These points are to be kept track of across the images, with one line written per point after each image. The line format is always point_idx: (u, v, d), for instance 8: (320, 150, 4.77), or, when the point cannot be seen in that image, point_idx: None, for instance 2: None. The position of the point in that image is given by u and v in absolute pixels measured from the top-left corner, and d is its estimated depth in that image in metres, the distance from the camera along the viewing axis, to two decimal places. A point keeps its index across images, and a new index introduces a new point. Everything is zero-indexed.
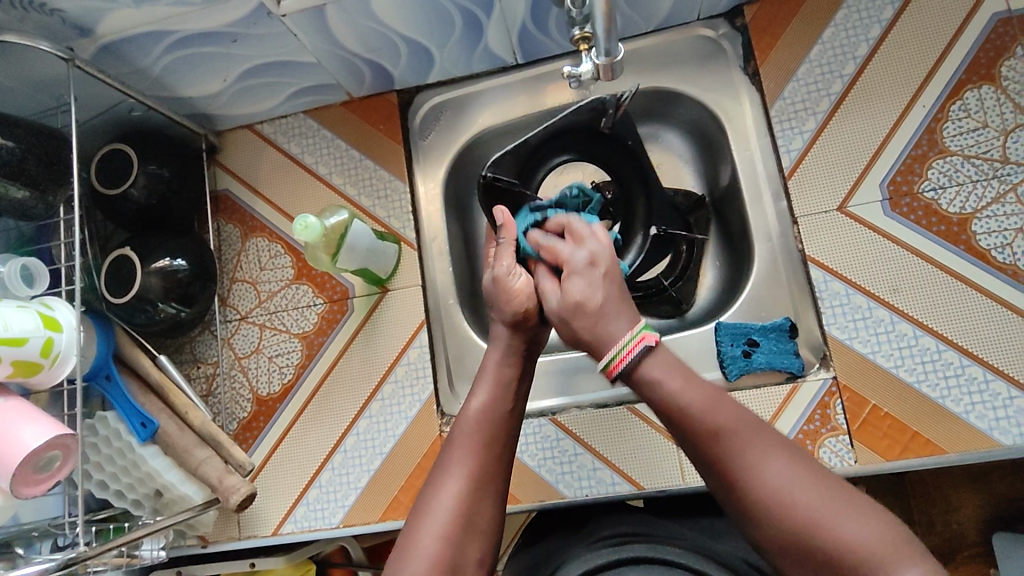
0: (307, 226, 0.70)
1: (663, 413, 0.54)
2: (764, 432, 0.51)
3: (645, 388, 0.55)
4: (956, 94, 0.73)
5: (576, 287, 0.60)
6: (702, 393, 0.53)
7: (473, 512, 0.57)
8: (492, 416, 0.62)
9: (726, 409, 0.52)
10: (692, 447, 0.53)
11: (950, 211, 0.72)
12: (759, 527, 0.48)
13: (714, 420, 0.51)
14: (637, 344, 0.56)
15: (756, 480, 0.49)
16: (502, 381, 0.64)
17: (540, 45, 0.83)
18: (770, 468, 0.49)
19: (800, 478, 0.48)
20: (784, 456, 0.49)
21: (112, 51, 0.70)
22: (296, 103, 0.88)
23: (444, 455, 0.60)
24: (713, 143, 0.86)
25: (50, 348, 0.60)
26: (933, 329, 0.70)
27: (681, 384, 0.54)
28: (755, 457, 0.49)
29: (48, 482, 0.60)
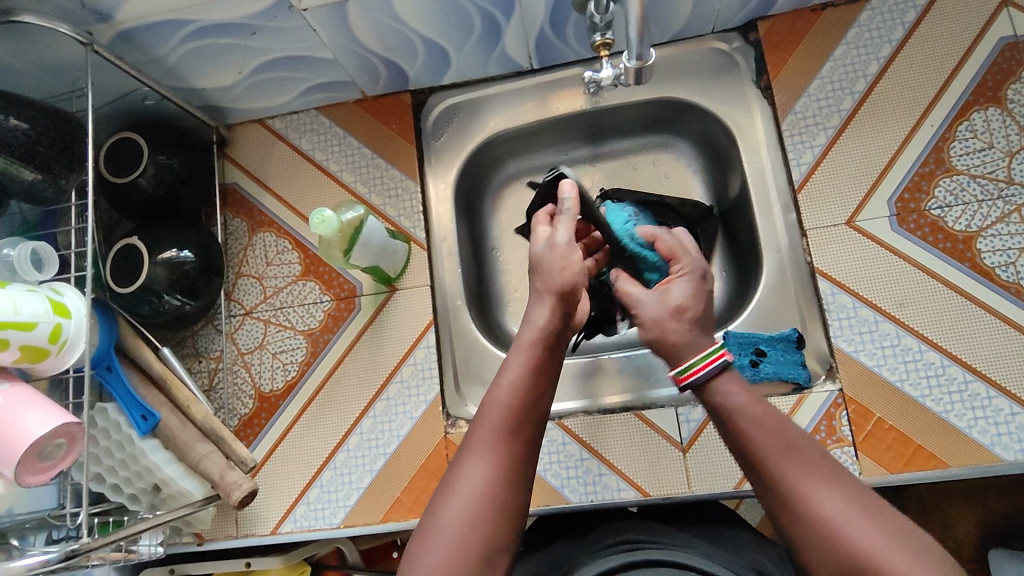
0: (324, 219, 0.69)
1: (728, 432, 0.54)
2: (825, 461, 0.50)
3: (716, 404, 0.55)
4: (963, 114, 0.75)
5: (679, 288, 0.64)
6: (772, 417, 0.52)
7: (496, 498, 0.52)
8: (526, 398, 0.57)
9: (794, 433, 0.52)
10: (754, 469, 0.51)
11: (955, 229, 0.73)
12: (816, 553, 0.46)
13: (775, 448, 0.51)
14: (715, 358, 0.57)
15: (813, 506, 0.47)
16: (536, 363, 0.59)
17: (556, 51, 0.84)
18: (828, 496, 0.47)
19: (864, 514, 0.46)
20: (842, 491, 0.48)
21: (130, 38, 0.70)
22: (308, 98, 0.88)
23: (469, 438, 0.56)
24: (723, 155, 0.87)
25: (58, 334, 0.59)
26: (938, 344, 0.71)
27: (748, 402, 0.54)
28: (813, 485, 0.48)
29: (49, 471, 0.58)
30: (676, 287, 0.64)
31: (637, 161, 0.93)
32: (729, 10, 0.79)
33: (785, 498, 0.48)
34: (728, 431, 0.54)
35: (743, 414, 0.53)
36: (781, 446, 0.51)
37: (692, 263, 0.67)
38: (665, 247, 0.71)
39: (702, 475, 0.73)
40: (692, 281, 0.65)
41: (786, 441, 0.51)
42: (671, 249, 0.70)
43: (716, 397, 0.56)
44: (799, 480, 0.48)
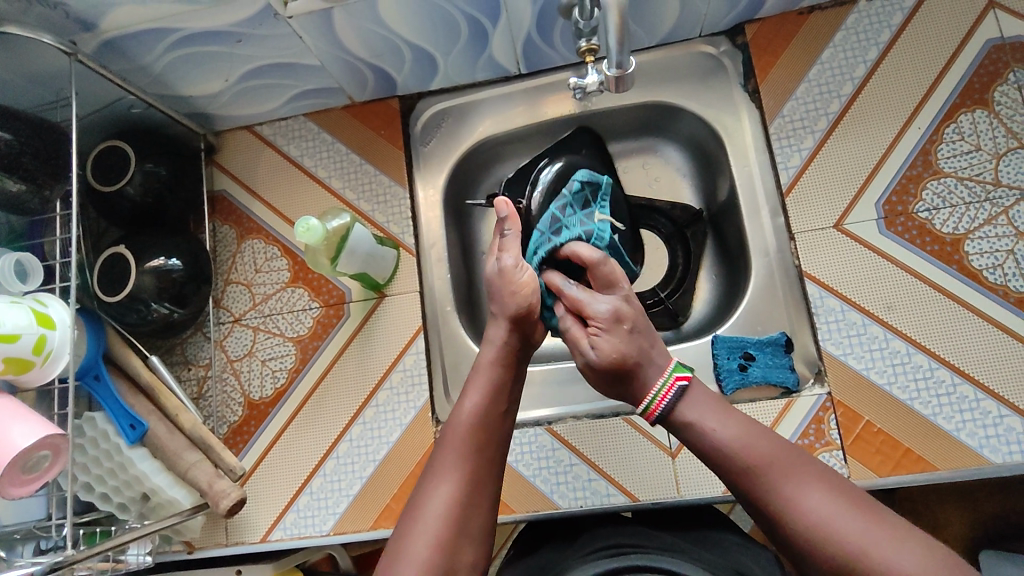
0: (309, 227, 0.69)
1: (699, 452, 0.56)
2: (800, 461, 0.53)
3: (682, 431, 0.57)
4: (950, 117, 0.75)
5: (604, 345, 0.59)
6: (739, 429, 0.55)
7: (462, 520, 0.56)
8: (486, 420, 0.60)
9: (762, 440, 0.54)
10: (733, 483, 0.54)
11: (943, 231, 0.73)
12: (814, 559, 0.49)
13: (751, 461, 0.53)
14: (671, 388, 0.57)
15: (798, 510, 0.50)
16: (496, 385, 0.62)
17: (543, 56, 0.84)
18: (809, 497, 0.50)
19: (846, 509, 0.49)
20: (822, 490, 0.51)
21: (115, 47, 0.70)
22: (296, 105, 0.88)
23: (435, 461, 0.59)
24: (712, 158, 0.86)
25: (43, 346, 0.59)
26: (926, 347, 0.71)
27: (718, 416, 0.56)
28: (794, 487, 0.51)
29: (35, 482, 0.58)
30: (603, 346, 0.59)
31: (626, 164, 0.93)
32: (715, 14, 0.79)
33: (772, 510, 0.51)
34: (700, 449, 0.56)
35: (710, 429, 0.55)
36: (758, 456, 0.53)
37: (603, 310, 0.60)
38: (570, 299, 0.63)
39: (691, 479, 0.73)
40: (611, 333, 0.59)
41: (762, 450, 0.53)
42: (577, 304, 0.63)
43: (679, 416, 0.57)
44: (783, 487, 0.51)
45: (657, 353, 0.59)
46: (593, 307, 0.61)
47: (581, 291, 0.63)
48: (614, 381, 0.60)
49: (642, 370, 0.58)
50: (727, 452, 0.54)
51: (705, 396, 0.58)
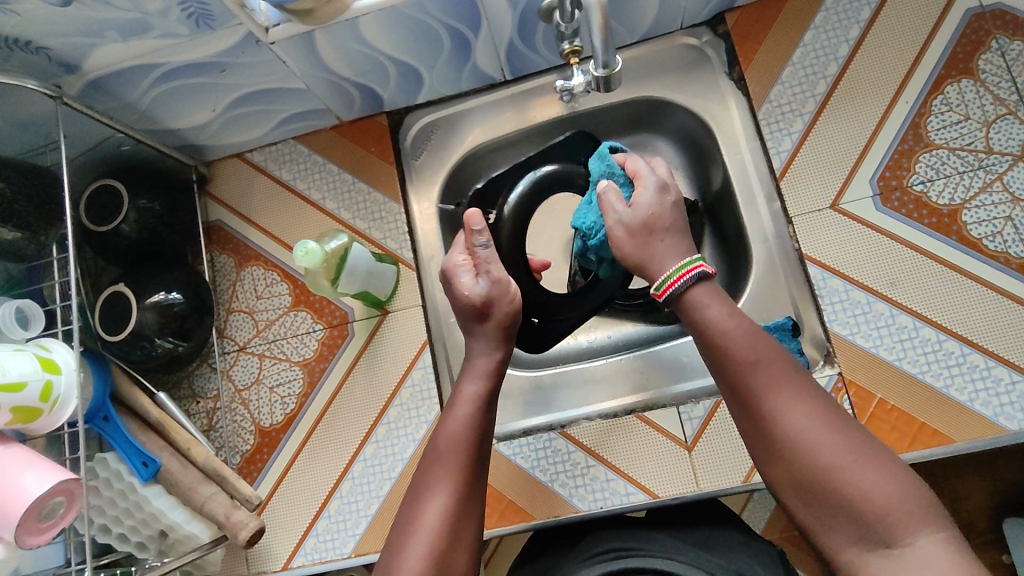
0: (308, 251, 0.69)
1: (700, 341, 0.55)
2: (795, 371, 0.53)
3: (690, 317, 0.56)
4: (937, 88, 0.75)
5: (643, 202, 0.61)
6: (745, 331, 0.54)
7: (456, 528, 0.56)
8: (478, 431, 0.61)
9: (766, 345, 0.53)
10: (726, 379, 0.54)
11: (940, 203, 0.73)
12: (782, 466, 0.50)
13: (749, 359, 0.53)
14: (693, 269, 0.57)
15: (785, 418, 0.51)
16: (483, 397, 0.63)
17: (527, 61, 0.84)
18: (798, 411, 0.51)
19: (827, 424, 0.50)
20: (814, 406, 0.51)
21: (100, 86, 0.70)
22: (285, 129, 0.87)
23: (426, 474, 0.59)
24: (703, 149, 0.86)
25: (49, 392, 0.59)
26: (933, 320, 0.71)
27: (722, 317, 0.55)
28: (789, 398, 0.51)
29: (51, 530, 0.57)
30: (642, 199, 0.61)
31: None
32: (695, 5, 0.79)
33: (758, 412, 0.52)
34: (702, 338, 0.55)
35: (715, 325, 0.55)
36: (758, 363, 0.53)
37: (653, 175, 0.63)
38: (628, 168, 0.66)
39: (710, 472, 0.73)
40: (655, 195, 0.62)
41: (763, 358, 0.53)
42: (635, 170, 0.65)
43: (687, 304, 0.57)
44: (773, 394, 0.51)
45: (684, 235, 0.60)
46: (643, 172, 0.64)
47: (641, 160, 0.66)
48: (635, 244, 0.59)
49: (665, 240, 0.60)
50: (727, 353, 0.53)
51: (719, 295, 0.57)
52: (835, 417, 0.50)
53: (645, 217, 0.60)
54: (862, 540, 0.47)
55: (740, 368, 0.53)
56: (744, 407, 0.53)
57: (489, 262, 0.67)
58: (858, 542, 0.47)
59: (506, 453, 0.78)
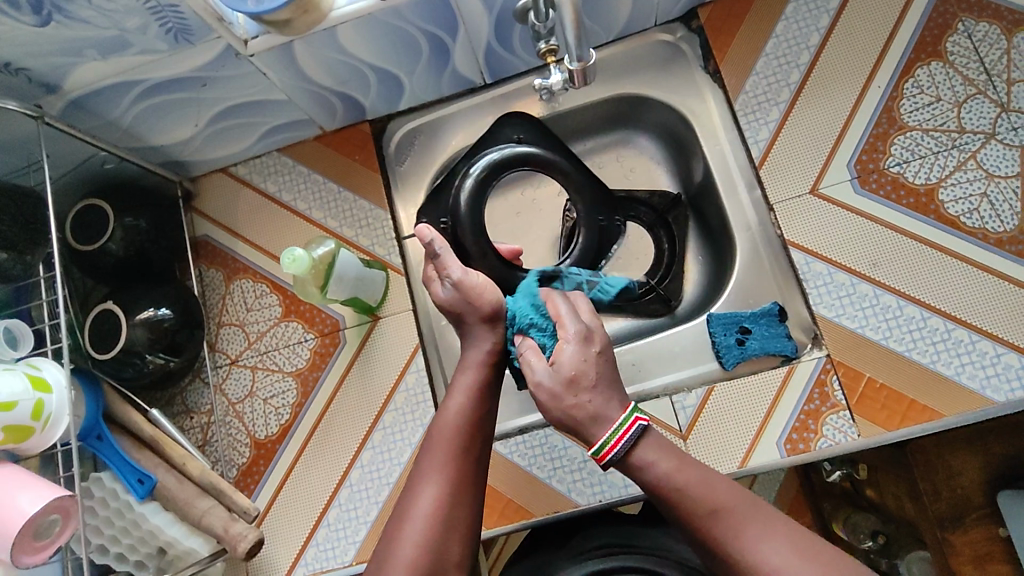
0: (295, 258, 0.69)
1: (654, 494, 0.54)
2: (756, 509, 0.51)
3: (638, 476, 0.55)
4: (908, 72, 0.77)
5: (566, 354, 0.57)
6: (698, 478, 0.53)
7: (450, 515, 0.57)
8: (473, 420, 0.62)
9: (722, 489, 0.52)
10: (691, 531, 0.52)
11: (916, 183, 0.75)
12: None
13: (709, 503, 0.52)
14: (631, 426, 0.55)
15: (760, 559, 0.48)
16: (478, 385, 0.64)
17: (505, 64, 0.85)
18: (774, 551, 0.48)
19: (804, 558, 0.48)
20: (785, 541, 0.49)
21: (82, 106, 0.71)
22: (269, 141, 0.88)
23: (421, 464, 0.60)
24: (683, 143, 0.88)
25: (41, 410, 0.58)
26: (916, 298, 0.72)
27: (671, 468, 0.54)
28: (757, 536, 0.49)
29: (48, 548, 0.57)
30: (562, 356, 0.57)
31: (601, 159, 0.94)
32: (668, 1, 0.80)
33: (730, 559, 0.50)
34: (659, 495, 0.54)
35: (669, 480, 0.53)
36: (717, 506, 0.51)
37: (576, 327, 0.60)
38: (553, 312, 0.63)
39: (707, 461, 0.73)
40: (577, 347, 0.58)
41: (720, 500, 0.52)
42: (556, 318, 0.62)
43: (635, 465, 0.55)
44: (741, 535, 0.50)
45: (612, 388, 0.57)
46: (567, 322, 0.60)
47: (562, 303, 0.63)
48: (566, 403, 0.56)
49: (593, 396, 0.56)
50: (684, 503, 0.52)
51: (663, 444, 0.56)
52: (812, 548, 0.49)
53: (569, 379, 0.56)
54: None
55: (701, 518, 0.51)
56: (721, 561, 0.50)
57: (446, 265, 0.67)
58: None
59: (503, 451, 0.78)
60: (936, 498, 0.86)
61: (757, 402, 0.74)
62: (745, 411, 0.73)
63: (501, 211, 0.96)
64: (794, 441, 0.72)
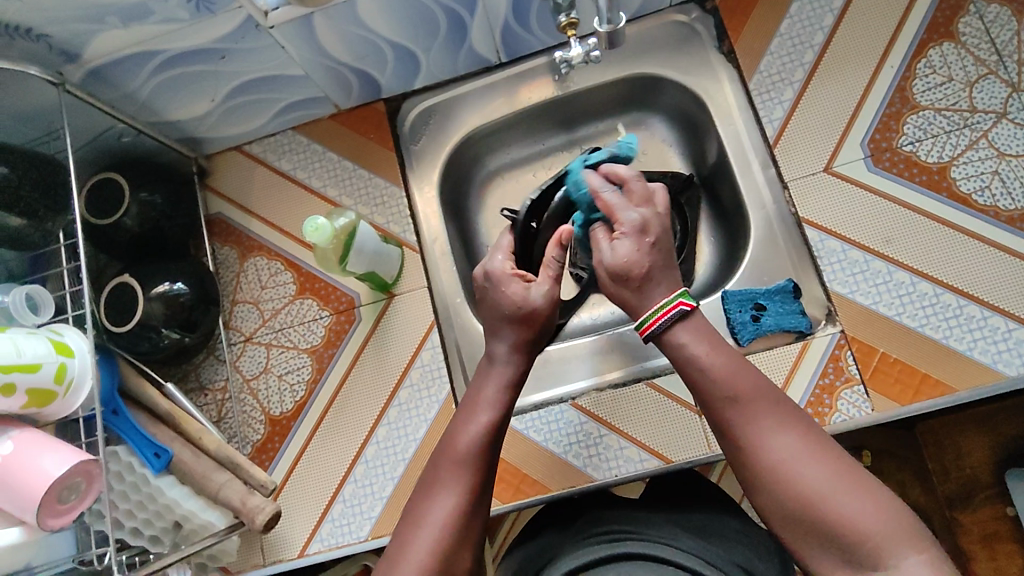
0: (317, 227, 0.71)
1: (683, 371, 0.59)
2: (775, 402, 0.56)
3: (672, 349, 0.60)
4: (921, 52, 0.78)
5: (622, 247, 0.61)
6: (727, 365, 0.57)
7: (462, 526, 0.58)
8: (490, 442, 0.62)
9: (748, 378, 0.56)
10: (711, 411, 0.57)
11: (929, 161, 0.75)
12: (768, 492, 0.53)
13: (731, 391, 0.56)
14: (673, 308, 0.59)
15: (767, 451, 0.54)
16: (500, 403, 0.64)
17: (521, 42, 0.86)
18: (783, 440, 0.54)
19: (810, 454, 0.53)
20: (794, 435, 0.54)
21: (101, 75, 0.71)
22: (284, 119, 0.88)
23: (437, 472, 0.61)
24: (696, 124, 0.89)
25: (64, 374, 0.58)
26: (929, 275, 0.73)
27: (704, 351, 0.58)
28: (769, 428, 0.54)
29: (72, 511, 0.57)
30: (620, 247, 0.61)
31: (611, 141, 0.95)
32: None
33: (741, 443, 0.55)
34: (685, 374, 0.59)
35: (699, 359, 0.58)
36: (738, 395, 0.56)
37: (631, 217, 0.62)
38: (604, 205, 0.66)
39: None
40: (632, 239, 0.61)
41: (742, 389, 0.56)
42: (608, 208, 0.65)
43: (669, 341, 0.60)
44: (755, 423, 0.55)
45: (666, 275, 0.61)
46: (622, 213, 0.63)
47: (615, 195, 0.66)
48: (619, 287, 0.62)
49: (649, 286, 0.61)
50: (708, 387, 0.57)
51: (699, 327, 0.60)
52: (821, 445, 0.53)
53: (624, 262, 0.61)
54: (850, 565, 0.50)
55: (722, 401, 0.56)
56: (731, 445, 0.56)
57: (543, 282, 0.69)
58: (846, 565, 0.50)
59: (519, 426, 0.79)
60: (945, 478, 0.87)
61: (771, 377, 0.74)
62: None
63: (513, 192, 0.96)
64: (809, 415, 0.72)
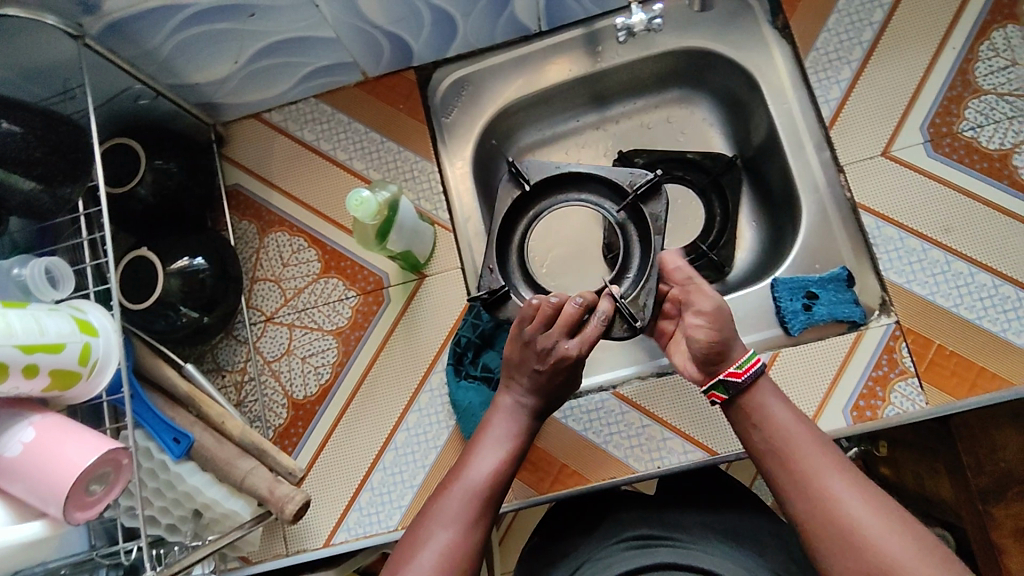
0: (362, 201, 0.66)
1: (754, 430, 0.58)
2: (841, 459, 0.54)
3: (744, 406, 0.59)
4: (983, 34, 0.75)
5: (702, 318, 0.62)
6: (793, 421, 0.56)
7: (459, 562, 0.55)
8: (495, 486, 0.59)
9: (814, 436, 0.56)
10: (779, 469, 0.55)
11: (990, 148, 0.73)
12: (840, 553, 0.50)
13: (795, 449, 0.55)
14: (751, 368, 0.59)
15: (841, 508, 0.51)
16: (510, 446, 0.61)
17: (565, 10, 0.81)
18: (854, 502, 0.51)
19: (884, 519, 0.50)
20: (866, 495, 0.52)
21: (121, 30, 0.65)
22: (308, 86, 0.83)
23: (436, 504, 0.58)
24: (742, 104, 0.85)
25: (88, 355, 0.54)
26: (988, 266, 0.70)
27: (774, 403, 0.58)
28: (839, 488, 0.52)
29: (98, 504, 0.53)
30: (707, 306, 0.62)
31: (650, 119, 0.91)
32: None
33: (813, 498, 0.53)
34: (761, 438, 0.57)
35: (774, 415, 0.57)
36: (802, 448, 0.55)
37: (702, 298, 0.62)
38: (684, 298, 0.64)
39: None
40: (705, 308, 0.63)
41: (808, 443, 0.55)
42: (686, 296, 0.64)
43: (749, 404, 0.59)
44: (827, 478, 0.53)
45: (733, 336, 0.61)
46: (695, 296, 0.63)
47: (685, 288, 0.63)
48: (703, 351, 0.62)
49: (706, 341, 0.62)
50: (782, 439, 0.56)
51: (774, 387, 0.59)
52: (894, 512, 0.51)
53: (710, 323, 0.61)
54: None
55: (790, 456, 0.55)
56: (806, 502, 0.53)
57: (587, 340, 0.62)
58: None
59: (557, 415, 0.75)
60: (978, 472, 0.78)
61: (823, 368, 0.72)
62: (813, 377, 0.71)
63: None
64: (861, 407, 0.70)
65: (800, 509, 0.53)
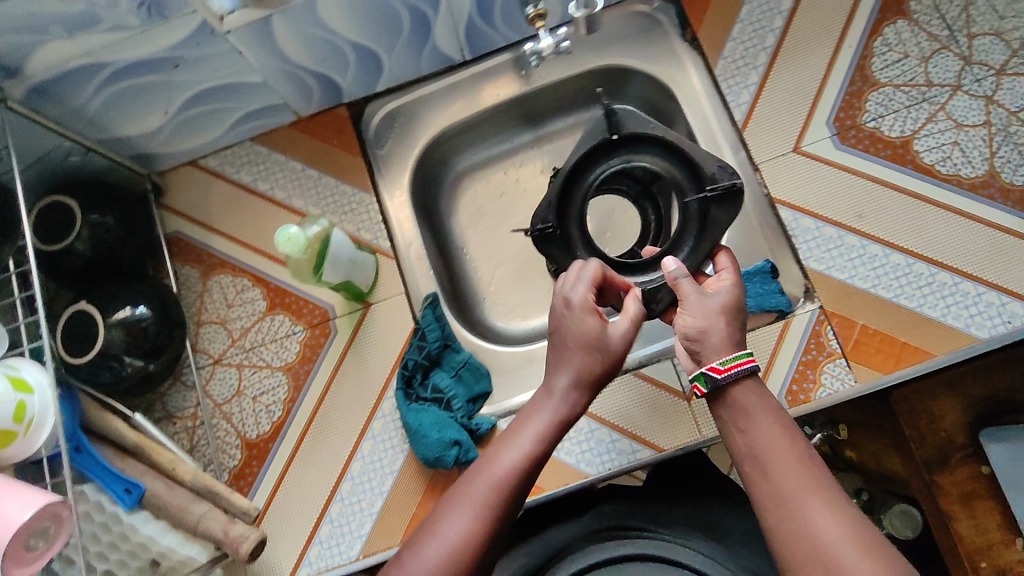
0: (290, 237, 0.67)
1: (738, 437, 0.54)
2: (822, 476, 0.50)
3: (730, 411, 0.55)
4: (876, 31, 0.80)
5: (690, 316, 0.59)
6: (777, 429, 0.53)
7: (475, 551, 0.51)
8: (525, 471, 0.55)
9: (799, 447, 0.52)
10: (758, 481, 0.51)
11: (892, 136, 0.77)
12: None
13: (774, 462, 0.51)
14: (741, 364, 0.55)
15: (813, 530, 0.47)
16: (546, 425, 0.57)
17: (485, 39, 0.85)
18: (828, 525, 0.47)
19: (858, 544, 0.46)
20: (846, 519, 0.47)
21: (45, 91, 0.66)
22: (241, 130, 0.85)
23: (458, 488, 0.55)
24: (664, 114, 0.89)
25: (23, 413, 0.54)
26: (899, 246, 0.74)
27: (759, 408, 0.54)
28: (814, 510, 0.48)
29: (41, 558, 0.53)
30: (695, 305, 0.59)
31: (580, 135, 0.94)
32: None
33: (786, 516, 0.49)
34: (743, 443, 0.54)
35: (757, 425, 0.53)
36: (781, 461, 0.51)
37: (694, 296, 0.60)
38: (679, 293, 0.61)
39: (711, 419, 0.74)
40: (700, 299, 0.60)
41: (789, 456, 0.51)
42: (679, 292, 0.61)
43: (735, 405, 0.55)
44: (802, 497, 0.49)
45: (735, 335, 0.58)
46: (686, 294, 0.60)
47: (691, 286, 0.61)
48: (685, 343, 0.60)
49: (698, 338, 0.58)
50: (761, 452, 0.52)
51: (764, 393, 0.55)
52: (868, 537, 0.47)
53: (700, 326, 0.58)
54: None
55: (770, 468, 0.51)
56: (776, 521, 0.49)
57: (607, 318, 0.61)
58: None
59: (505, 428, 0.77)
60: (921, 443, 0.80)
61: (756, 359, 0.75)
62: None
63: (484, 193, 0.94)
64: (794, 392, 0.72)
65: (772, 527, 0.50)
